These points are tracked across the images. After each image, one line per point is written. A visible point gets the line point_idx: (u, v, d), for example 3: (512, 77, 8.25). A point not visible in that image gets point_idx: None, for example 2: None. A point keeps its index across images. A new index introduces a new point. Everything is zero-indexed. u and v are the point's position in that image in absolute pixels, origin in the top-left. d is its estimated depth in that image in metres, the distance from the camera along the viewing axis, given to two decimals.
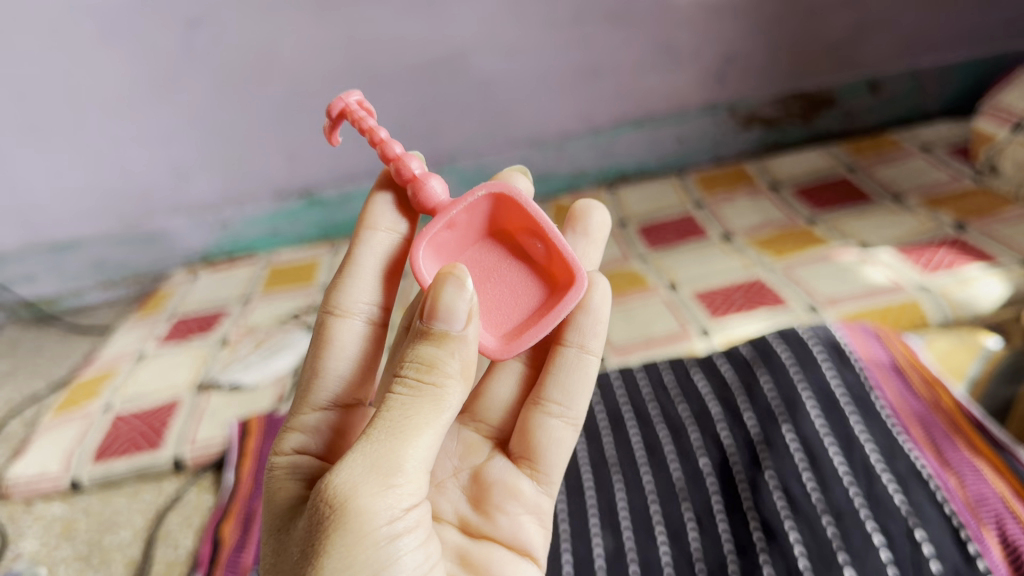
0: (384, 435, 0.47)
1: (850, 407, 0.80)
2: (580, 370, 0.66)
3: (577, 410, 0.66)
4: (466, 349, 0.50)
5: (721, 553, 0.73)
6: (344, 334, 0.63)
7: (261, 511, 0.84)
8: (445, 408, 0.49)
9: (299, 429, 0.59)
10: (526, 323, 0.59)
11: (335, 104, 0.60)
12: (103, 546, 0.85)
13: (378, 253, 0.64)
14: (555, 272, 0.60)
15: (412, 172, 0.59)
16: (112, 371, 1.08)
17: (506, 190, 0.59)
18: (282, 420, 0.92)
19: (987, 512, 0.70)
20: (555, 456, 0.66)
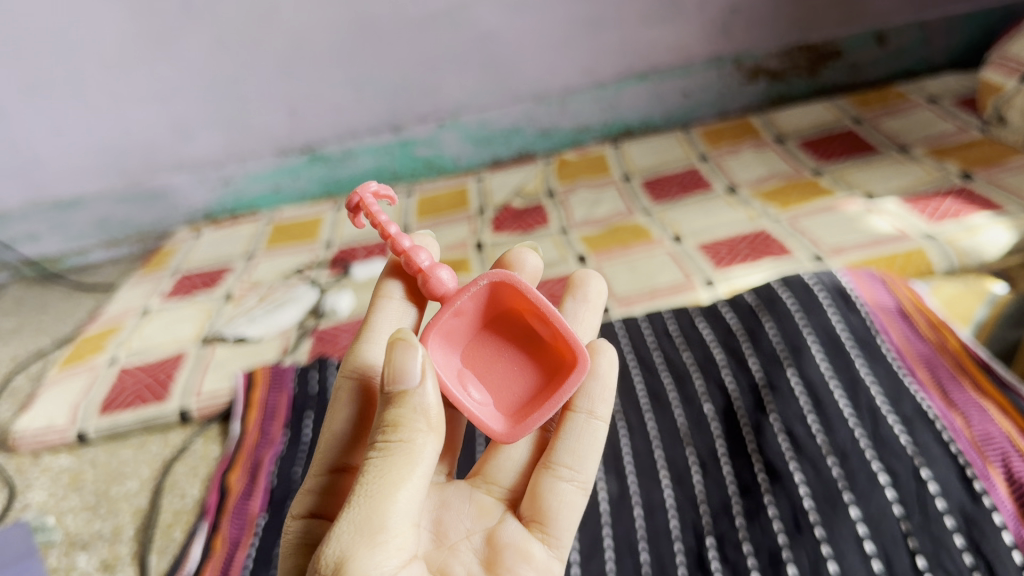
0: (361, 499, 0.44)
1: (855, 350, 0.80)
2: (591, 435, 0.61)
3: (588, 475, 0.61)
4: (423, 401, 0.46)
5: (726, 494, 0.74)
6: (355, 394, 0.58)
7: (269, 460, 0.85)
8: (418, 461, 0.46)
9: (308, 491, 0.54)
10: (529, 406, 0.57)
11: (350, 195, 0.59)
12: (110, 496, 0.86)
13: (392, 322, 0.62)
14: (561, 352, 0.58)
15: (420, 263, 0.58)
16: (117, 326, 1.08)
17: (507, 276, 0.57)
18: (289, 373, 0.93)
19: (993, 449, 0.69)
20: (567, 520, 0.59)
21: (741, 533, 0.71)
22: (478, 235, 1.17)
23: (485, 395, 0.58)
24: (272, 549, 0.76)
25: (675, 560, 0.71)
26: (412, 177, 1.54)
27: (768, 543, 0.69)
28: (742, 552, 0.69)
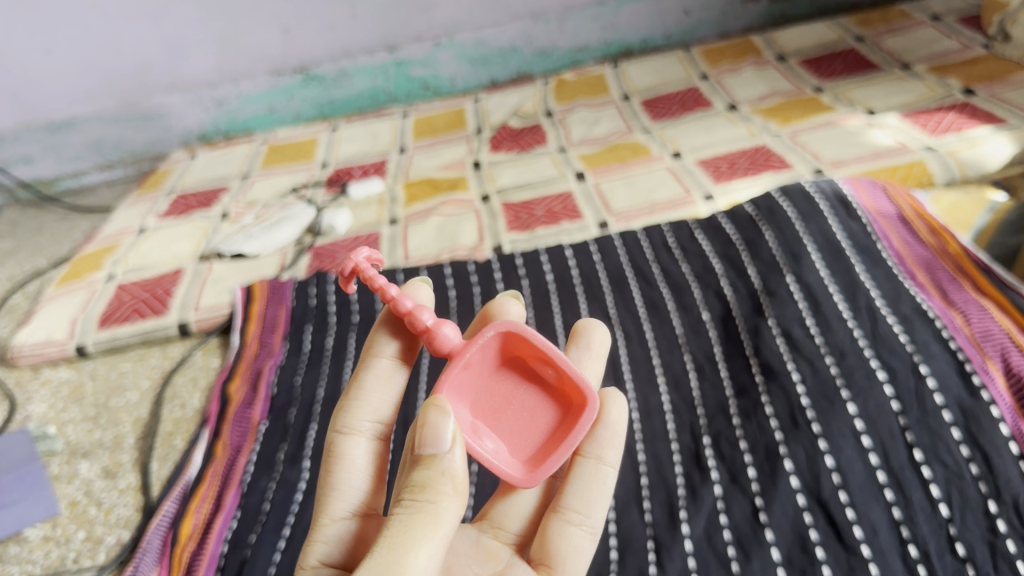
0: (382, 552, 0.40)
1: (854, 255, 0.80)
2: (599, 480, 0.56)
3: (597, 519, 0.56)
4: (451, 468, 0.43)
5: (722, 396, 0.76)
6: (351, 451, 0.52)
7: (270, 368, 0.86)
8: (442, 522, 0.41)
9: (323, 539, 0.48)
10: (540, 455, 0.51)
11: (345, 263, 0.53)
12: (111, 407, 0.86)
13: (383, 379, 0.55)
14: (570, 395, 0.52)
15: (424, 321, 0.51)
16: (114, 245, 1.07)
17: (515, 328, 0.52)
18: (287, 287, 0.93)
19: (993, 345, 0.69)
20: (575, 567, 0.54)
21: (737, 431, 0.72)
22: (476, 154, 1.17)
23: (499, 443, 0.51)
24: (276, 452, 0.78)
25: (672, 459, 0.73)
26: (409, 98, 1.54)
27: (765, 440, 0.70)
28: (738, 449, 0.71)
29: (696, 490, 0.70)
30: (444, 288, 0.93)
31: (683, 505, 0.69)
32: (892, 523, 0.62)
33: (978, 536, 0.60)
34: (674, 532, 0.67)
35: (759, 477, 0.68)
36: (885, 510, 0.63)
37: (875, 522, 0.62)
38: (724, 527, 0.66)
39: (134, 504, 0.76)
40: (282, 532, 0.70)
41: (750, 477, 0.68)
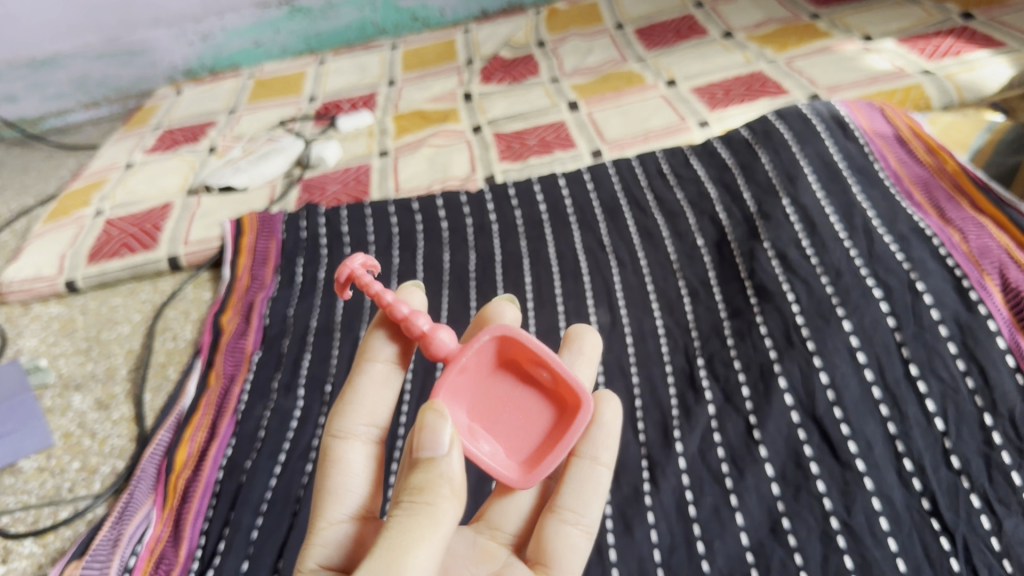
0: (382, 553, 0.39)
1: (850, 175, 0.79)
2: (594, 480, 0.56)
3: (593, 518, 0.56)
4: (449, 472, 0.43)
5: (716, 318, 0.76)
6: (347, 455, 0.50)
7: (261, 301, 0.85)
8: (441, 524, 0.41)
9: (321, 543, 0.46)
10: (535, 457, 0.51)
11: (339, 268, 0.51)
12: (103, 341, 0.86)
13: (378, 382, 0.53)
14: (565, 397, 0.52)
15: (421, 327, 0.49)
16: (101, 181, 1.05)
17: (511, 331, 0.51)
18: (277, 219, 0.92)
19: (990, 262, 0.68)
20: (573, 565, 0.53)
21: (731, 351, 0.72)
22: (467, 85, 1.15)
23: (495, 445, 0.51)
24: (270, 381, 0.78)
25: (666, 380, 0.73)
26: (397, 31, 1.51)
27: (759, 359, 0.70)
28: (732, 369, 0.71)
29: (690, 410, 0.70)
30: (436, 220, 0.92)
31: (677, 424, 0.69)
32: (887, 438, 0.62)
33: (973, 449, 0.60)
34: (668, 451, 0.68)
35: (753, 395, 0.68)
36: (881, 425, 0.63)
37: (870, 437, 0.63)
38: (718, 446, 0.67)
39: (128, 434, 0.76)
40: (277, 458, 0.71)
41: (744, 395, 0.69)
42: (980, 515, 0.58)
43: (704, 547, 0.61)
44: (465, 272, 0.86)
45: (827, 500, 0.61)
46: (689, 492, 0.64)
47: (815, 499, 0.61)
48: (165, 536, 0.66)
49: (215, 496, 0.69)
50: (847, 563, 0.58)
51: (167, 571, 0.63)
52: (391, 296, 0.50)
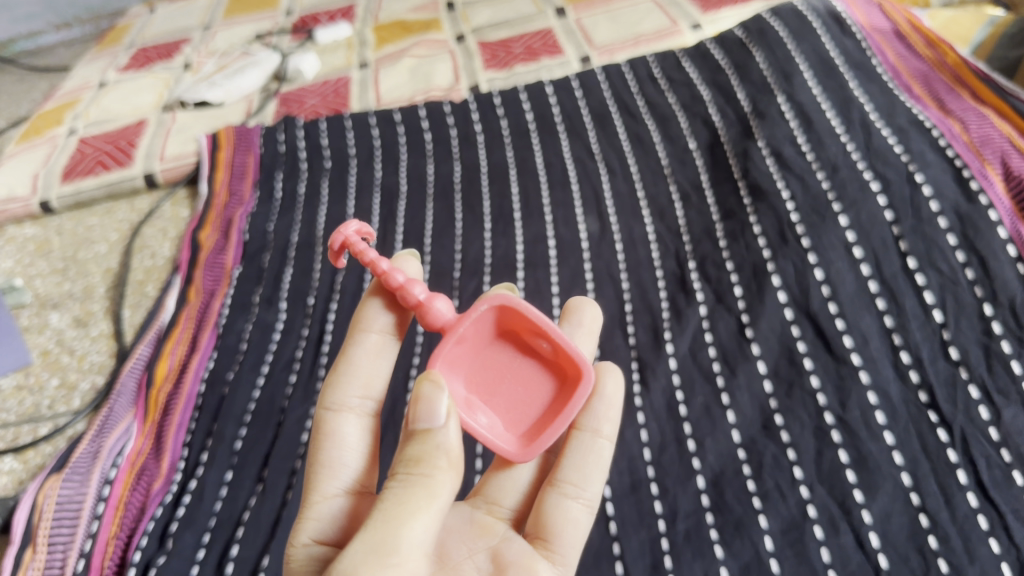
0: (377, 524, 0.39)
1: (847, 70, 0.76)
2: (596, 453, 0.55)
3: (594, 493, 0.54)
4: (446, 443, 0.42)
5: (709, 220, 0.73)
6: (341, 430, 0.50)
7: (240, 216, 0.83)
8: (437, 495, 0.40)
9: (315, 516, 0.46)
10: (534, 429, 0.50)
11: (332, 241, 0.50)
12: (80, 260, 0.84)
13: (372, 355, 0.53)
14: (567, 368, 0.51)
15: (416, 297, 0.49)
16: (74, 101, 1.02)
17: (509, 301, 0.50)
18: (255, 133, 0.89)
19: (991, 150, 0.66)
20: (573, 541, 0.52)
21: (724, 253, 0.70)
22: None
23: (493, 418, 0.50)
24: (251, 295, 0.76)
25: (657, 284, 0.71)
26: None
27: (753, 259, 0.68)
28: (725, 270, 0.69)
29: (681, 312, 0.68)
30: (419, 131, 0.88)
31: (667, 327, 0.68)
32: (883, 331, 0.61)
33: (972, 340, 0.59)
34: (659, 353, 0.66)
35: (746, 295, 0.67)
36: (877, 319, 0.61)
37: (866, 331, 0.61)
38: (709, 346, 0.65)
39: (108, 351, 0.75)
40: (260, 370, 0.70)
41: (737, 295, 0.67)
42: (978, 406, 0.56)
43: (695, 445, 0.60)
44: (451, 183, 0.83)
45: (821, 396, 0.60)
46: (680, 392, 0.64)
47: (809, 395, 0.60)
48: (147, 449, 0.65)
49: (197, 409, 0.68)
50: (841, 458, 0.57)
51: (150, 484, 0.63)
52: (387, 263, 0.50)
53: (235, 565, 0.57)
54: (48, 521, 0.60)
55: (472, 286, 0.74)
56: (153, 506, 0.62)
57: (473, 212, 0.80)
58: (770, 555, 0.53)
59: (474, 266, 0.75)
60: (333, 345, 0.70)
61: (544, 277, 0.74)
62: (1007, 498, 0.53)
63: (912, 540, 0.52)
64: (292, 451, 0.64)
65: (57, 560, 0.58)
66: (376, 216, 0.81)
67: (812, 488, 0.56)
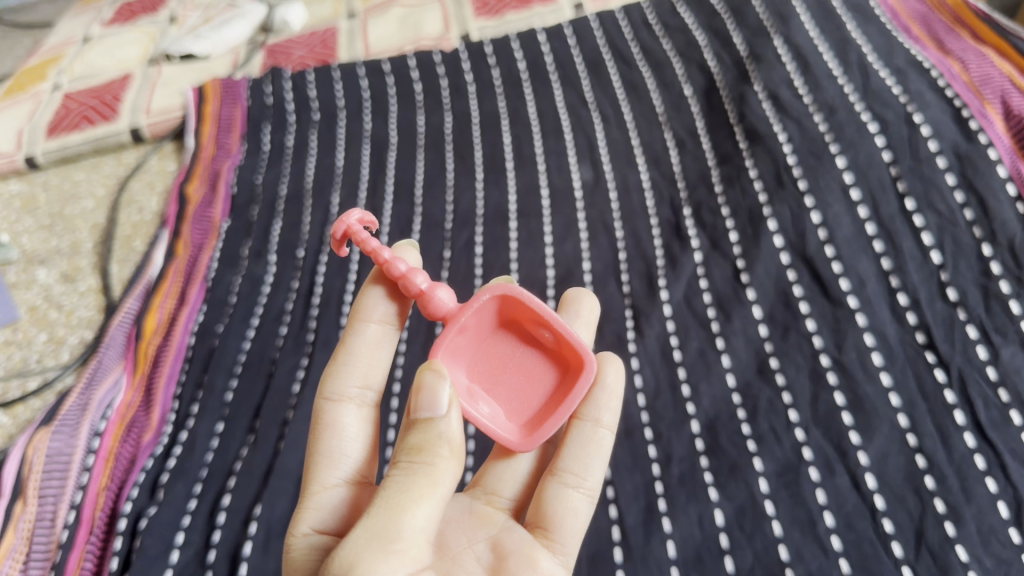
0: (379, 512, 0.38)
1: (845, 12, 0.74)
2: (596, 443, 0.54)
3: (595, 481, 0.53)
4: (449, 432, 0.40)
5: (704, 165, 0.72)
6: (340, 420, 0.50)
7: (228, 170, 0.81)
8: (440, 484, 0.39)
9: (315, 506, 0.46)
10: (537, 419, 0.49)
11: (335, 228, 0.48)
12: (66, 216, 0.82)
13: (372, 345, 0.52)
14: (569, 357, 0.50)
15: (418, 286, 0.47)
16: (57, 56, 1.00)
17: (510, 291, 0.49)
18: (243, 86, 0.88)
19: (991, 89, 0.65)
20: (573, 530, 0.51)
21: (719, 199, 0.69)
22: None
23: (495, 407, 0.49)
24: (240, 248, 0.75)
25: (652, 232, 0.70)
26: None
27: (749, 203, 0.67)
28: (720, 216, 0.68)
29: (676, 258, 0.67)
30: (409, 81, 0.87)
31: (662, 274, 0.67)
32: (880, 274, 0.60)
33: (971, 281, 0.58)
34: (653, 300, 0.66)
35: (741, 240, 0.66)
36: (874, 261, 0.61)
37: (863, 274, 0.61)
38: (704, 292, 0.65)
39: (96, 305, 0.74)
40: (251, 322, 0.69)
41: (732, 241, 0.66)
42: (976, 346, 0.56)
43: (689, 390, 0.60)
44: (442, 133, 0.82)
45: (817, 338, 0.59)
46: (674, 337, 0.63)
47: (804, 338, 0.60)
48: (136, 402, 0.65)
49: (187, 361, 0.67)
50: (837, 400, 0.56)
51: (140, 435, 0.62)
52: (388, 251, 0.48)
53: (228, 514, 0.57)
54: (38, 474, 0.59)
55: (464, 237, 0.73)
56: (143, 457, 0.61)
57: (465, 162, 0.79)
58: (765, 498, 0.54)
59: (466, 216, 0.74)
60: (324, 296, 0.69)
61: (537, 227, 0.73)
62: (1004, 437, 0.53)
63: (908, 481, 0.52)
64: (284, 401, 0.63)
65: (47, 512, 0.58)
66: (366, 166, 0.80)
67: (807, 431, 0.56)
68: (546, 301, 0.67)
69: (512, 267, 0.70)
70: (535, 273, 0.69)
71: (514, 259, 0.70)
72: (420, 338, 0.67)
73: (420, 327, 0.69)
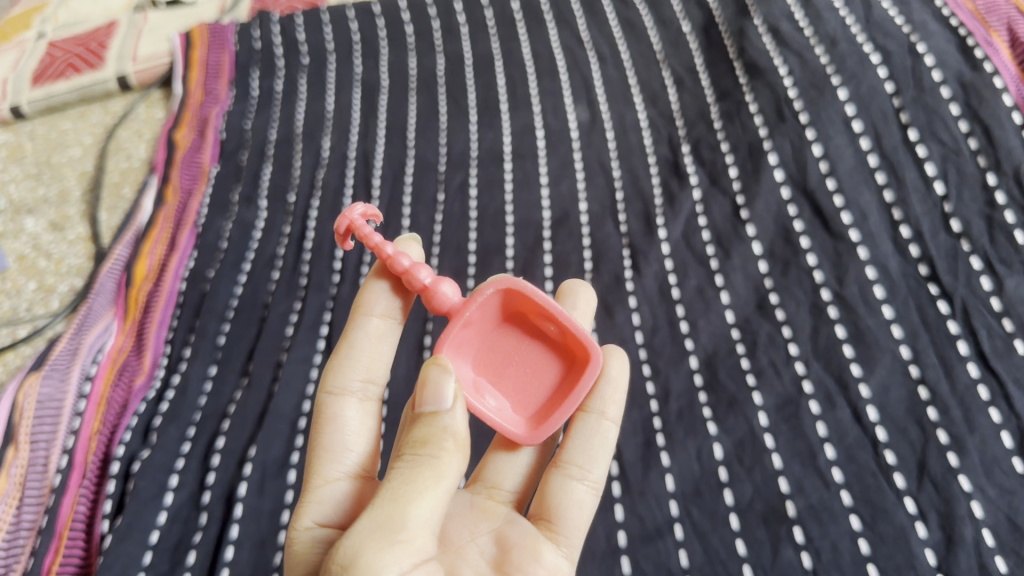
0: (383, 504, 0.37)
1: None
2: (601, 434, 0.51)
3: (600, 473, 0.51)
4: (453, 425, 0.40)
5: (703, 102, 0.71)
6: (342, 413, 0.48)
7: (217, 117, 0.80)
8: (445, 477, 0.38)
9: (318, 499, 0.44)
10: (543, 411, 0.48)
11: (339, 223, 0.47)
12: (53, 165, 0.81)
13: (373, 339, 0.51)
14: (575, 349, 0.48)
15: (422, 281, 0.46)
16: (41, 5, 0.98)
17: (514, 284, 0.47)
18: (231, 31, 0.86)
19: (997, 18, 0.64)
20: (577, 523, 0.49)
21: (719, 135, 0.68)
22: None
23: (501, 400, 0.48)
24: (230, 193, 0.74)
25: (650, 171, 0.68)
26: None
27: (749, 138, 0.66)
28: (719, 152, 0.67)
29: (674, 197, 0.66)
30: (400, 23, 0.85)
31: (660, 213, 0.66)
32: (882, 206, 0.59)
33: (974, 212, 0.57)
34: (650, 239, 0.64)
35: (741, 176, 0.65)
36: (876, 193, 0.60)
37: (865, 206, 0.59)
38: (703, 229, 0.63)
39: (85, 254, 0.73)
40: (242, 267, 0.68)
41: (732, 177, 0.65)
42: (980, 277, 0.55)
43: (688, 327, 0.59)
44: (434, 76, 0.80)
45: (818, 273, 0.58)
46: (672, 276, 0.62)
47: (805, 274, 0.59)
48: (127, 348, 0.64)
49: (179, 307, 0.66)
50: (838, 333, 0.56)
51: (132, 379, 0.62)
52: (392, 248, 0.47)
53: (222, 457, 0.57)
54: (29, 421, 0.59)
55: (458, 179, 0.71)
56: (136, 402, 0.60)
57: (458, 105, 0.77)
58: (765, 432, 0.53)
59: (459, 158, 0.73)
60: (316, 240, 0.68)
61: (532, 167, 0.71)
62: (1008, 367, 0.52)
63: (911, 413, 0.52)
64: (277, 344, 0.62)
65: (40, 458, 0.58)
66: (356, 110, 0.78)
67: (808, 365, 0.55)
68: (542, 243, 0.66)
69: (507, 209, 0.68)
70: (530, 214, 0.68)
71: (509, 200, 0.69)
72: None
73: None
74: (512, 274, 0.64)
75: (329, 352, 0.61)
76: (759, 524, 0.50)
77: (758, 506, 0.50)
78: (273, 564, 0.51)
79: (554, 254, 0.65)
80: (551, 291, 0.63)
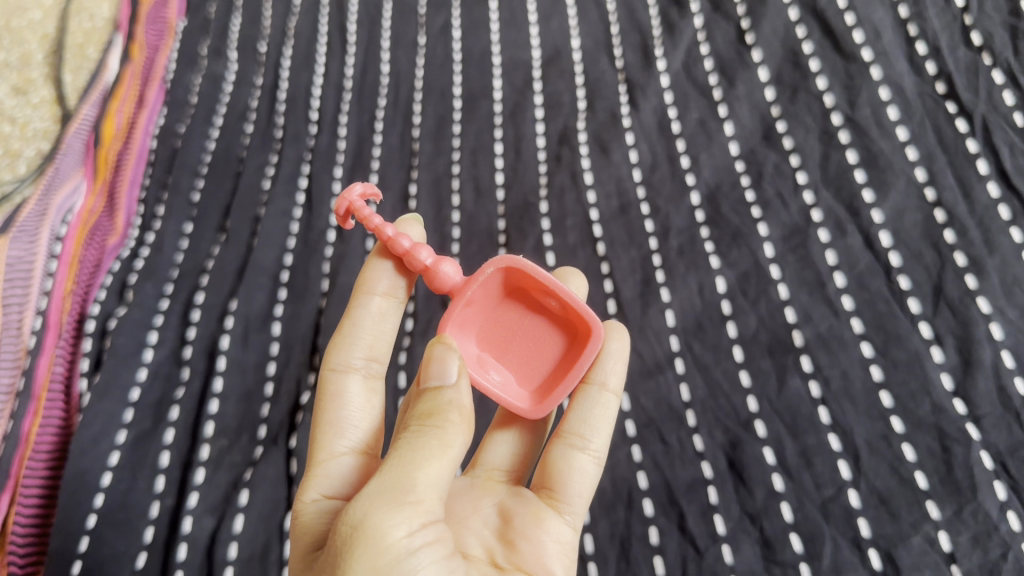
0: (390, 469, 0.34)
1: None
2: (601, 404, 0.45)
3: (602, 441, 0.44)
4: (458, 399, 0.37)
5: None
6: (347, 390, 0.45)
7: None
8: (453, 446, 0.36)
9: (324, 473, 0.41)
10: (547, 386, 0.44)
11: (341, 205, 0.43)
12: (12, 27, 0.75)
13: (376, 318, 0.47)
14: (579, 325, 0.44)
15: (425, 262, 0.43)
16: None
17: (513, 262, 0.42)
18: None
19: None
20: (580, 489, 0.43)
21: None
22: None
23: (505, 374, 0.44)
24: (198, 48, 0.69)
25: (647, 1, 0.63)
26: None
27: None
28: None
29: (674, 26, 0.61)
30: None
31: (659, 43, 0.61)
32: (897, 23, 0.55)
33: (997, 23, 0.54)
34: (649, 72, 0.60)
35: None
36: (891, 11, 0.56)
37: (878, 24, 0.56)
38: (706, 59, 0.59)
39: (51, 117, 0.69)
40: (213, 122, 0.64)
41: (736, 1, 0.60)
42: (1002, 91, 0.52)
43: (689, 162, 0.55)
44: None
45: (828, 97, 0.54)
46: (672, 110, 0.58)
47: (814, 99, 0.55)
48: (99, 208, 0.60)
49: (150, 165, 0.63)
50: (849, 158, 0.52)
51: (104, 239, 0.59)
52: (393, 229, 0.43)
53: (202, 312, 0.54)
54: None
55: (441, 20, 0.66)
56: (109, 261, 0.58)
57: None
58: (770, 263, 0.50)
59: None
60: (291, 91, 0.64)
61: (519, 5, 0.65)
62: None
63: (926, 236, 0.49)
64: (254, 199, 0.59)
65: (14, 319, 0.52)
66: None
67: (817, 193, 0.52)
68: (532, 84, 0.62)
69: (494, 49, 0.64)
70: (519, 54, 0.63)
71: (496, 40, 0.64)
72: (398, 127, 0.61)
73: (397, 117, 0.61)
74: (501, 117, 0.61)
75: (310, 206, 0.58)
76: (764, 355, 0.47)
77: (763, 338, 0.48)
78: (261, 416, 0.51)
79: (545, 94, 0.61)
80: (543, 133, 0.59)
